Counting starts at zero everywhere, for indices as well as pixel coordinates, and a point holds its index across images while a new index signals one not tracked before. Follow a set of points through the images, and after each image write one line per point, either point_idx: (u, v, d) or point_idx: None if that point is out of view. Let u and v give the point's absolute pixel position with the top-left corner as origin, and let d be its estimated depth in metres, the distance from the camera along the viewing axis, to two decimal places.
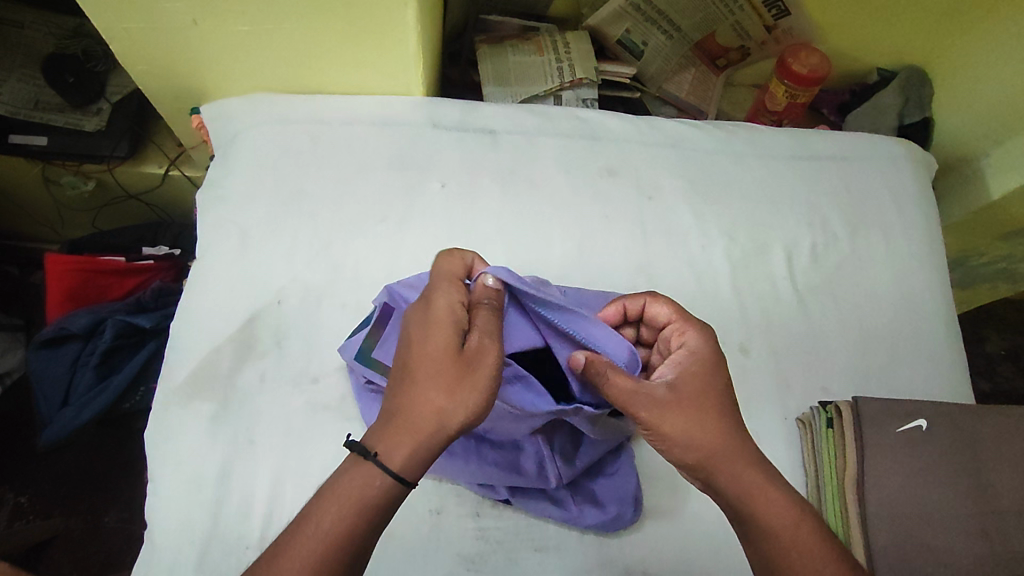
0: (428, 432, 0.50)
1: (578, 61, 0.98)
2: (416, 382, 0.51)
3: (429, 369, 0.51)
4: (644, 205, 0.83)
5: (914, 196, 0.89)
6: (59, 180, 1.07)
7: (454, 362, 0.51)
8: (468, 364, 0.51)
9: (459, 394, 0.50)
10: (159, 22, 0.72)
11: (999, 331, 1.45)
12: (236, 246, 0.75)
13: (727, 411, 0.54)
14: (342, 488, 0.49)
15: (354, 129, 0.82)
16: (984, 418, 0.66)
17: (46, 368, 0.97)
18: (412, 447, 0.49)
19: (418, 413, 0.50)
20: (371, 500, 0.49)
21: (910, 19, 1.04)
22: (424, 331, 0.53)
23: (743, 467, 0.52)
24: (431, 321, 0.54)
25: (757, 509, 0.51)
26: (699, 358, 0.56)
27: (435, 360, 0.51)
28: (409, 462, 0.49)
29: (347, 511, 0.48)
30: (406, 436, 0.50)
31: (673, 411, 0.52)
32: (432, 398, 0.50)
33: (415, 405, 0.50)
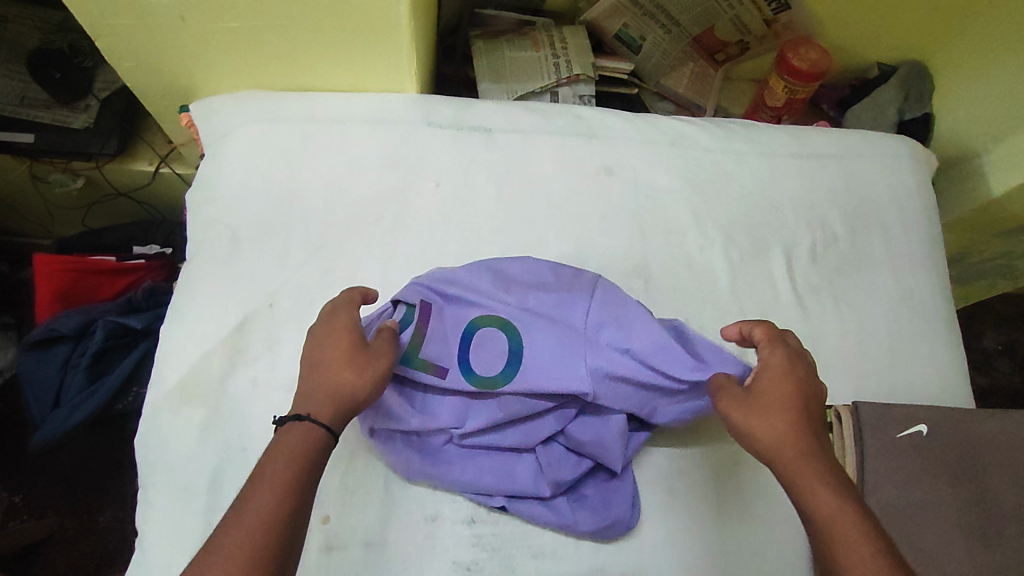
0: (335, 400, 0.55)
1: (574, 56, 0.96)
2: (320, 370, 0.57)
3: (329, 357, 0.57)
4: (642, 204, 0.81)
5: (914, 194, 0.88)
6: (47, 178, 1.05)
7: (355, 352, 0.57)
8: (365, 352, 0.57)
9: (360, 368, 0.57)
10: (146, 19, 0.70)
11: (996, 326, 1.45)
12: (227, 248, 0.74)
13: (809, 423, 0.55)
14: (286, 444, 0.52)
15: (347, 127, 0.80)
16: (984, 421, 0.65)
17: (35, 370, 0.96)
18: (332, 409, 0.55)
19: (331, 390, 0.55)
20: (312, 449, 0.52)
21: (911, 12, 1.02)
22: (325, 331, 0.59)
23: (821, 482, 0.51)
24: (327, 329, 0.59)
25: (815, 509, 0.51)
26: (783, 375, 0.57)
27: (336, 349, 0.58)
28: (332, 416, 0.55)
29: (291, 462, 0.51)
30: (324, 400, 0.55)
31: (742, 409, 0.56)
32: (339, 372, 0.56)
33: (323, 384, 0.56)
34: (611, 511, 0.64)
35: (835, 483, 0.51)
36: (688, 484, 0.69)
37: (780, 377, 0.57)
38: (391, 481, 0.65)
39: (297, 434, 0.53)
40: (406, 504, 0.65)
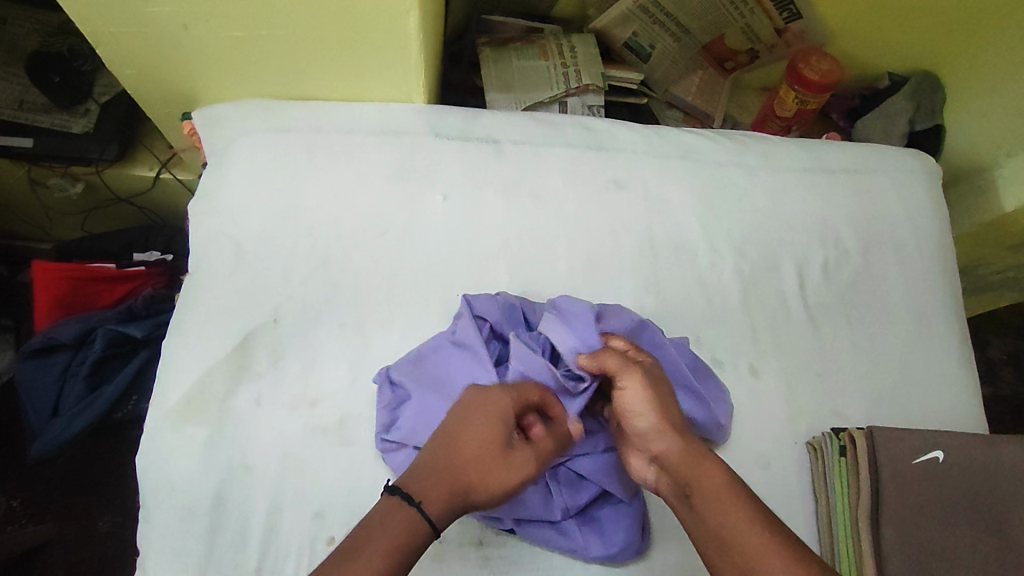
0: (457, 498, 0.53)
1: (584, 66, 0.95)
2: (460, 455, 0.54)
3: (474, 447, 0.54)
4: (653, 218, 0.80)
5: (928, 210, 0.87)
6: (46, 183, 1.04)
7: (501, 456, 0.54)
8: (509, 463, 0.55)
9: (496, 477, 0.54)
10: (150, 27, 0.68)
11: (1001, 335, 1.44)
12: (230, 262, 0.72)
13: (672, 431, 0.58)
14: (388, 529, 0.49)
15: (353, 137, 0.79)
16: (1002, 449, 0.64)
17: (34, 378, 0.94)
18: (445, 506, 0.52)
19: (459, 482, 0.53)
20: (412, 545, 0.50)
21: (924, 23, 1.01)
22: (484, 415, 0.56)
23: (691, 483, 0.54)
24: (489, 413, 0.56)
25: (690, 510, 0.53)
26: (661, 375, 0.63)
27: (485, 439, 0.55)
28: (442, 513, 0.52)
29: (391, 556, 0.48)
30: (447, 493, 0.52)
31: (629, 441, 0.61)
32: (477, 471, 0.54)
33: (461, 475, 0.53)
34: (620, 536, 0.64)
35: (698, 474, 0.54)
36: None
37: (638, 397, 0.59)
38: None
39: (400, 519, 0.50)
40: None
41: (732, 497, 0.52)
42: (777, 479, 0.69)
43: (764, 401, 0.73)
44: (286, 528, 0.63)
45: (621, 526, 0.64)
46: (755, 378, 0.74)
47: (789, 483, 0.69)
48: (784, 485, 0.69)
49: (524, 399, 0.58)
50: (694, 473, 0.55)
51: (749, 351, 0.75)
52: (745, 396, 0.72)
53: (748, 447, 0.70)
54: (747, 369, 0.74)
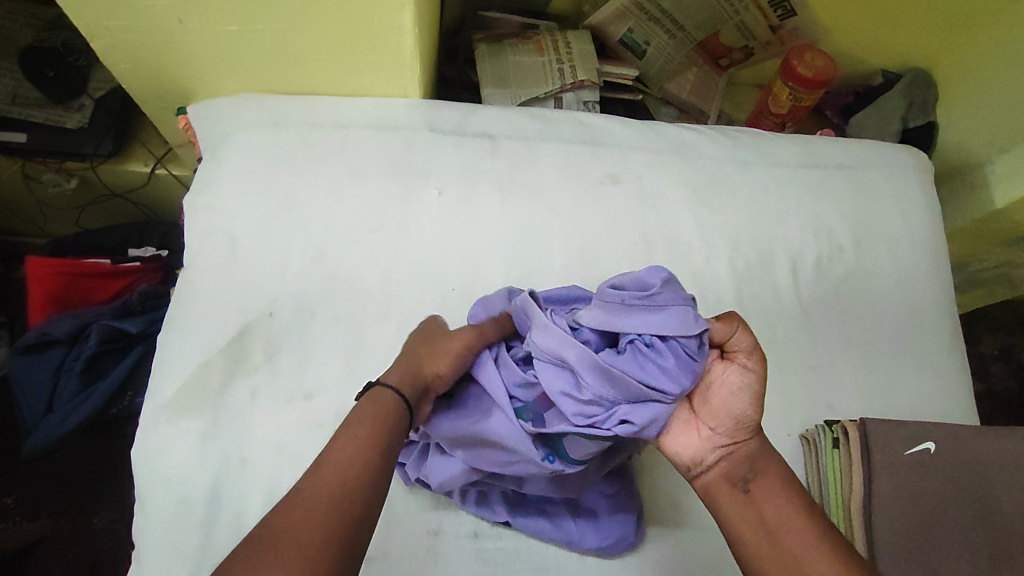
0: (416, 379, 0.56)
1: (579, 63, 0.95)
2: (412, 350, 0.59)
3: (421, 341, 0.60)
4: (647, 213, 0.80)
5: (920, 205, 0.88)
6: (40, 178, 1.03)
7: (442, 336, 0.60)
8: (451, 336, 0.59)
9: (447, 352, 0.58)
10: (144, 21, 0.68)
11: (994, 332, 1.45)
12: (226, 256, 0.72)
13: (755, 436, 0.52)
14: (355, 420, 0.50)
15: (349, 132, 0.79)
16: (992, 438, 0.65)
17: (28, 374, 0.94)
18: (405, 375, 0.56)
19: (415, 362, 0.57)
20: (395, 414, 0.52)
21: (916, 20, 1.02)
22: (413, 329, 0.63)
23: (760, 488, 0.51)
24: (425, 326, 0.62)
25: (749, 515, 0.50)
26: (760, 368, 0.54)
27: (426, 335, 0.61)
28: (403, 380, 0.55)
29: (370, 432, 0.49)
30: (404, 369, 0.56)
31: (682, 422, 0.53)
32: (430, 356, 0.58)
33: (414, 356, 0.58)
34: (616, 528, 0.64)
35: (770, 485, 0.51)
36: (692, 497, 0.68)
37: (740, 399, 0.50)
38: (392, 494, 0.65)
39: (378, 396, 0.53)
40: (408, 517, 0.64)
41: (805, 521, 0.49)
42: None
43: None
44: None
45: (617, 519, 0.64)
46: None
47: None
48: None
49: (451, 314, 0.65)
50: (769, 485, 0.51)
51: None
52: None
53: None
54: None
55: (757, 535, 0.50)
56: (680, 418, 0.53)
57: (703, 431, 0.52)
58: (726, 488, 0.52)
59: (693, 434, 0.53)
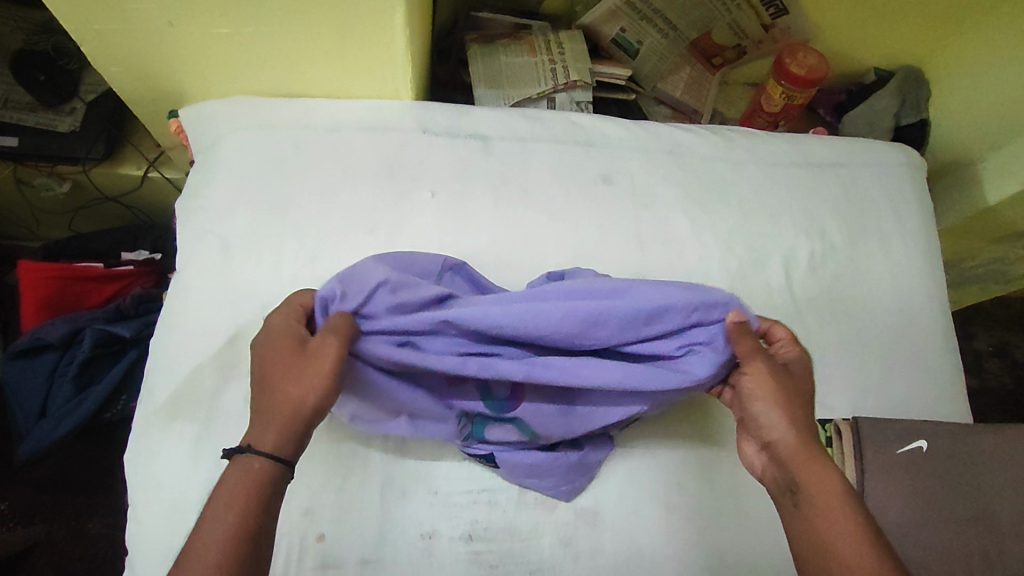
0: (290, 423, 0.52)
1: (573, 63, 0.95)
2: (273, 384, 0.53)
3: (278, 372, 0.54)
4: (640, 214, 0.80)
5: (913, 204, 0.88)
6: (32, 182, 1.03)
7: (298, 362, 0.54)
8: (304, 362, 0.54)
9: (307, 381, 0.53)
10: (134, 24, 0.68)
11: (988, 328, 1.45)
12: (218, 259, 0.72)
13: (808, 405, 0.57)
14: (229, 488, 0.49)
15: (341, 135, 0.79)
16: (985, 439, 0.65)
17: (22, 379, 0.94)
18: (279, 430, 0.51)
19: (281, 402, 0.52)
20: (266, 481, 0.50)
21: (909, 17, 1.02)
22: (265, 348, 0.56)
23: (819, 458, 0.54)
24: (274, 341, 0.56)
25: (814, 475, 0.52)
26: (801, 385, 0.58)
27: (279, 358, 0.55)
28: (279, 442, 0.51)
29: (245, 502, 0.48)
30: (271, 423, 0.52)
31: (766, 377, 0.57)
32: (292, 390, 0.53)
33: (279, 397, 0.52)
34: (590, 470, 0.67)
35: (824, 458, 0.54)
36: (685, 497, 0.68)
37: (804, 369, 0.59)
38: (385, 498, 0.64)
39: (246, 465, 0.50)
40: (402, 520, 0.64)
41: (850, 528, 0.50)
42: None
43: None
44: None
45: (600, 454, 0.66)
46: None
47: None
48: None
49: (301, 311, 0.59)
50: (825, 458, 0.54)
51: None
52: None
53: None
54: None
55: (823, 494, 0.52)
56: (757, 374, 0.57)
57: (785, 387, 0.57)
58: (790, 449, 0.54)
59: (770, 390, 0.57)
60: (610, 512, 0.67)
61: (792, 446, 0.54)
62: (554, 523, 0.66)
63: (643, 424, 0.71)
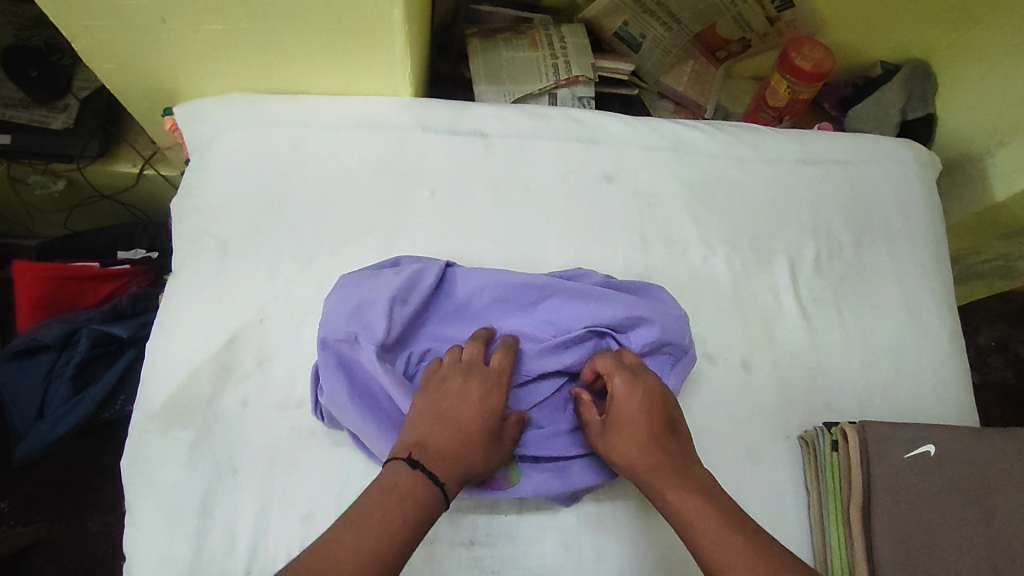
0: (466, 479, 0.55)
1: (574, 57, 0.94)
2: (470, 442, 0.56)
3: (485, 432, 0.57)
4: (644, 212, 0.79)
5: (920, 201, 0.87)
6: (26, 180, 1.01)
7: (499, 434, 0.59)
8: (500, 438, 0.59)
9: (495, 454, 0.58)
10: (126, 20, 0.66)
11: (991, 323, 1.44)
12: (215, 261, 0.71)
13: (660, 431, 0.59)
14: (398, 493, 0.51)
15: (338, 133, 0.77)
16: (992, 441, 0.64)
17: (18, 380, 0.93)
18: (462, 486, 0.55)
19: (471, 461, 0.56)
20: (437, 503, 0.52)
21: (916, 10, 1.00)
22: (469, 397, 0.59)
23: (673, 486, 0.56)
24: (475, 397, 0.59)
25: (669, 504, 0.55)
26: (620, 403, 0.61)
27: (485, 419, 0.58)
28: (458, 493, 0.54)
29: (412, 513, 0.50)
30: (460, 477, 0.54)
31: (605, 429, 0.61)
32: (483, 458, 0.57)
33: (476, 458, 0.56)
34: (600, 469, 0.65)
35: (687, 487, 0.55)
36: None
37: (637, 391, 0.61)
38: None
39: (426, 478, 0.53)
40: None
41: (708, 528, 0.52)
42: (770, 475, 0.69)
43: (757, 397, 0.72)
44: (274, 532, 0.62)
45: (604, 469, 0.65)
46: (747, 373, 0.73)
47: (781, 478, 0.69)
48: (777, 481, 0.69)
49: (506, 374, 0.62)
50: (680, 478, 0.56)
51: (742, 345, 0.74)
52: (737, 392, 0.72)
53: (740, 442, 0.70)
54: (741, 363, 0.73)
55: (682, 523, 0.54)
56: (596, 434, 0.62)
57: (626, 430, 0.59)
58: (647, 484, 0.57)
59: (616, 434, 0.60)
60: (612, 517, 0.66)
61: (648, 482, 0.57)
62: (556, 528, 0.65)
63: None
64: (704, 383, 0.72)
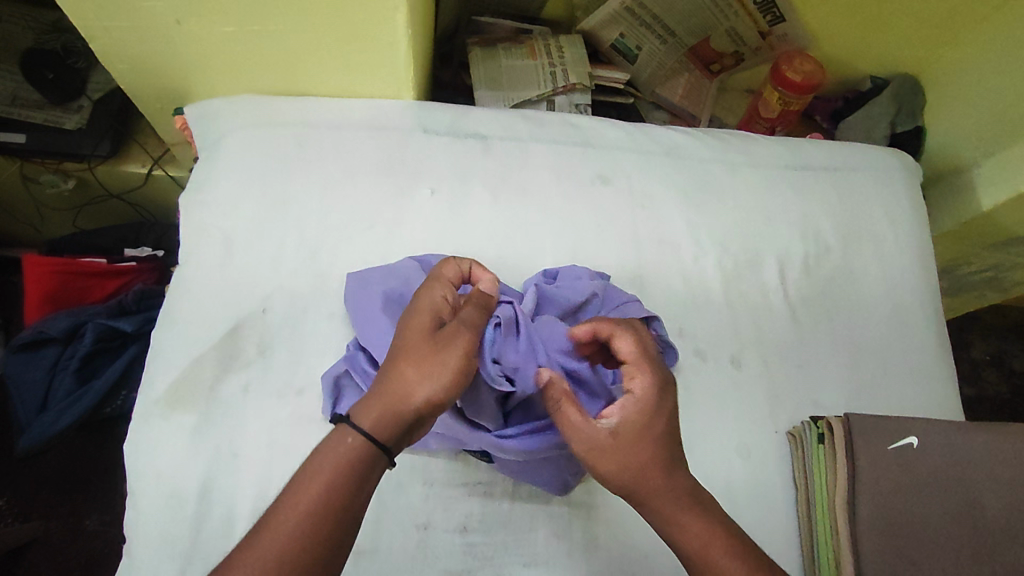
0: (394, 402, 0.52)
1: (571, 66, 0.97)
2: (394, 362, 0.54)
3: (407, 348, 0.54)
4: (637, 214, 0.81)
5: (907, 209, 0.89)
6: (38, 179, 1.04)
7: (425, 347, 0.54)
8: (431, 349, 0.53)
9: (430, 369, 0.52)
10: (142, 22, 0.69)
11: (985, 337, 1.46)
12: (221, 253, 0.73)
13: (669, 449, 0.56)
14: (326, 453, 0.50)
15: (343, 133, 0.80)
16: (976, 435, 0.65)
17: (22, 372, 0.95)
18: (380, 412, 0.51)
19: (392, 382, 0.52)
20: (356, 469, 0.50)
21: (903, 27, 1.04)
22: (413, 314, 0.57)
23: (690, 516, 0.54)
24: (413, 309, 0.57)
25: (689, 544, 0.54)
26: (641, 406, 0.56)
27: (411, 335, 0.55)
28: (377, 423, 0.51)
29: (331, 480, 0.49)
30: (377, 401, 0.52)
31: (609, 451, 0.54)
32: (408, 374, 0.52)
33: (398, 377, 0.53)
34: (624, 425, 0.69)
35: (703, 509, 0.55)
36: None
37: (646, 405, 0.56)
38: (381, 489, 0.65)
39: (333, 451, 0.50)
40: (399, 510, 0.64)
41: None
42: (758, 468, 0.70)
43: (746, 393, 0.74)
44: None
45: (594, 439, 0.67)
46: (737, 369, 0.75)
47: (770, 471, 0.71)
48: (765, 475, 0.70)
49: (448, 285, 0.60)
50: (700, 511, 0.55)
51: (732, 343, 0.76)
52: (727, 386, 0.74)
53: (730, 436, 0.71)
54: (731, 361, 0.75)
55: (699, 570, 0.53)
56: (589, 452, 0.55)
57: (631, 445, 0.55)
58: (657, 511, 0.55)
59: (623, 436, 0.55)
60: (604, 506, 0.68)
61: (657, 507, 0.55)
62: (548, 516, 0.66)
63: None
64: (695, 379, 0.73)
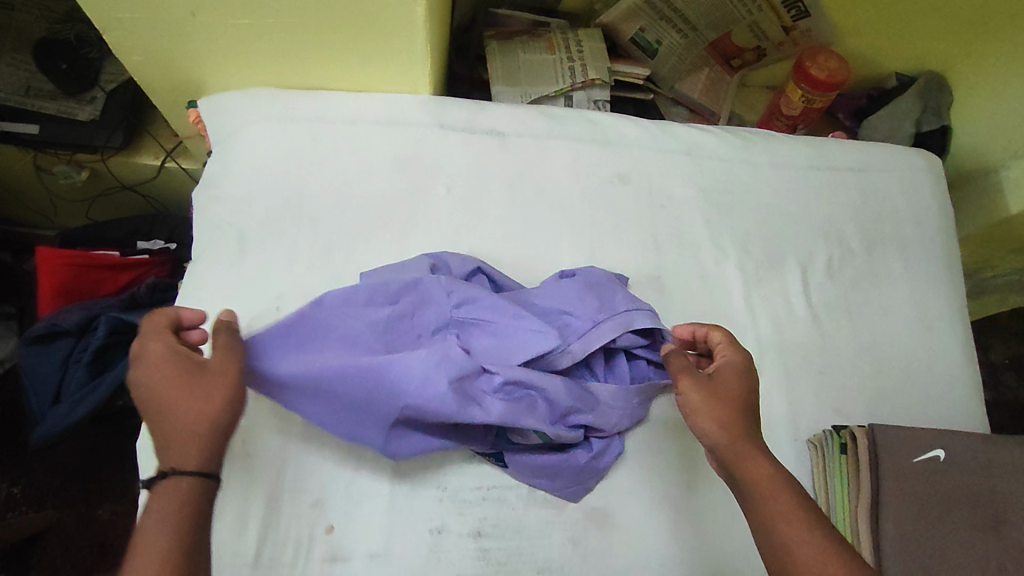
0: (211, 446, 0.50)
1: (590, 61, 0.95)
2: (169, 412, 0.50)
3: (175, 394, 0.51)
4: (656, 213, 0.80)
5: (933, 210, 0.87)
6: (51, 170, 1.03)
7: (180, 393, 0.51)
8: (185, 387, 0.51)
9: (204, 408, 0.51)
10: (156, 13, 0.68)
11: (1004, 340, 1.43)
12: (233, 249, 0.72)
13: (750, 406, 0.58)
14: (164, 501, 0.47)
15: (359, 128, 0.79)
16: (1004, 449, 0.64)
17: (36, 365, 0.94)
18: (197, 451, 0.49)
19: (181, 431, 0.50)
20: (199, 504, 0.48)
21: (932, 23, 1.01)
22: (166, 367, 0.52)
23: (760, 462, 0.54)
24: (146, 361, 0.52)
25: (754, 482, 0.53)
26: (736, 366, 0.60)
27: (162, 381, 0.51)
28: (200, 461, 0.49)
29: (177, 521, 0.46)
30: (188, 449, 0.49)
31: (704, 390, 0.58)
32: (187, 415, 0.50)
33: (176, 423, 0.50)
34: (647, 408, 0.69)
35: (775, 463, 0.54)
36: (694, 499, 0.69)
37: (732, 366, 0.60)
38: (396, 490, 0.64)
39: (150, 544, 0.45)
40: (411, 515, 0.63)
41: (801, 522, 0.50)
42: None
43: (766, 400, 0.72)
44: (283, 518, 0.62)
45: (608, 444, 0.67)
46: (756, 376, 0.73)
47: None
48: None
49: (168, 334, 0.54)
50: (782, 480, 0.53)
51: (752, 348, 0.75)
52: None
53: None
54: None
55: (760, 508, 0.52)
56: (691, 387, 0.58)
57: (726, 387, 0.58)
58: (733, 454, 0.55)
59: (718, 383, 0.58)
60: (620, 513, 0.67)
61: (733, 452, 0.55)
62: (563, 522, 0.65)
63: (657, 424, 0.70)
64: None
